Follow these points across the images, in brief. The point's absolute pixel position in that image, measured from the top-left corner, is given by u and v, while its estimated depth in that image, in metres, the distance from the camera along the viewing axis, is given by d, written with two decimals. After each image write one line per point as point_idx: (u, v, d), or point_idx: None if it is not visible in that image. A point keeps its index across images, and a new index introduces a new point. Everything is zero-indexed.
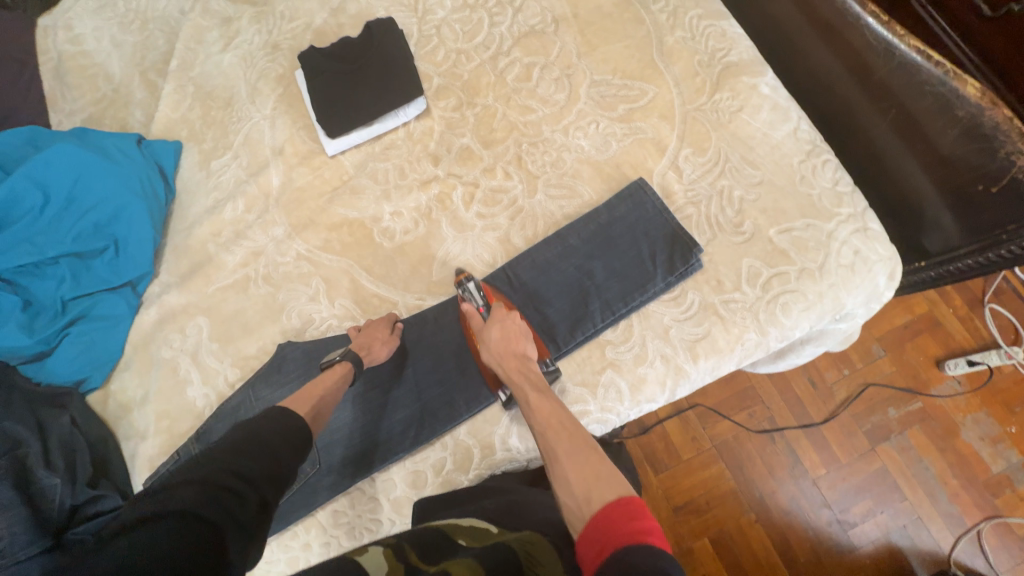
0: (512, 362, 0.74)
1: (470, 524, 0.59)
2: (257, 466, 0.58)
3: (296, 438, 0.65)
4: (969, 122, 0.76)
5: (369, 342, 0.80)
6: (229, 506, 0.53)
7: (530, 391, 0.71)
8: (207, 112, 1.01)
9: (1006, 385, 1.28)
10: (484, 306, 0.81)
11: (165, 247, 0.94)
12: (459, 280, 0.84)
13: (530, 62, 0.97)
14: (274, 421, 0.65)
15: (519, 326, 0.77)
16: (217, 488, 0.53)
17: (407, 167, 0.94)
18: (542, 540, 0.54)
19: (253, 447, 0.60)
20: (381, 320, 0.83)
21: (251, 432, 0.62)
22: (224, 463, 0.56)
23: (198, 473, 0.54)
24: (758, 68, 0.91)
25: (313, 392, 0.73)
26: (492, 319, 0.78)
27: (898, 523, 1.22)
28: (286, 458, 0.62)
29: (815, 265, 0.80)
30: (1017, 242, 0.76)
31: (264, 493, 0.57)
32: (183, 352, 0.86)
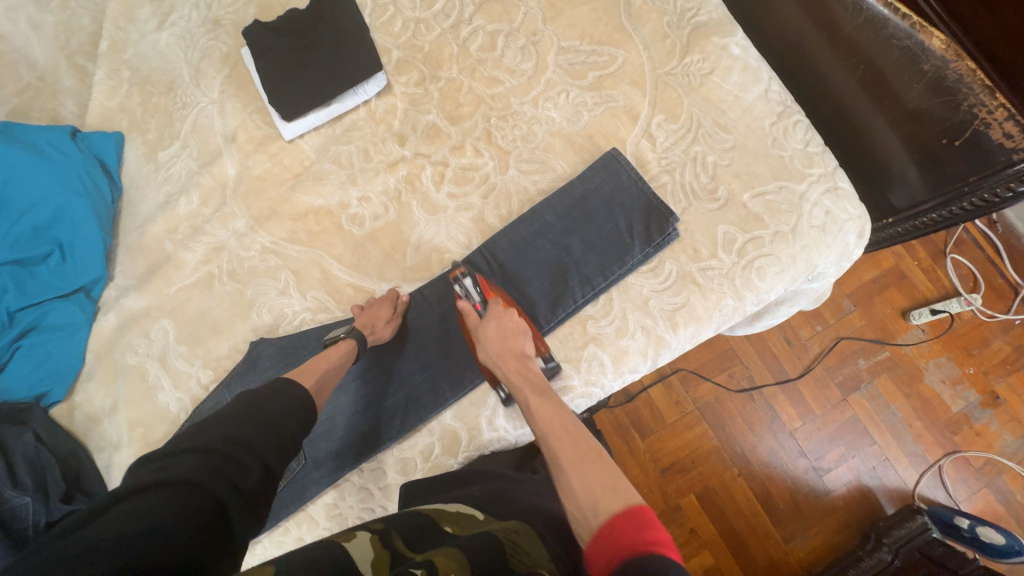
0: (510, 361, 0.71)
1: (457, 510, 0.59)
2: (261, 437, 0.56)
3: (302, 411, 0.63)
4: (934, 76, 0.78)
5: (373, 319, 0.78)
6: (230, 476, 0.51)
7: (530, 392, 0.69)
8: (148, 98, 0.93)
9: (965, 330, 1.35)
10: (481, 302, 0.78)
11: (118, 248, 0.88)
12: (454, 277, 0.80)
13: (494, 29, 0.92)
14: (281, 392, 0.63)
15: (517, 324, 0.74)
16: (217, 459, 0.51)
17: (372, 149, 0.89)
18: (528, 530, 0.55)
19: (258, 417, 0.58)
20: (384, 299, 0.81)
21: (254, 402, 0.60)
22: (227, 432, 0.55)
23: (196, 443, 0.53)
24: (728, 28, 0.88)
25: (318, 365, 0.71)
26: (489, 316, 0.75)
27: (869, 465, 1.29)
28: (291, 430, 0.60)
29: (788, 228, 0.81)
30: (977, 195, 0.79)
31: (270, 462, 0.56)
32: (150, 357, 0.82)
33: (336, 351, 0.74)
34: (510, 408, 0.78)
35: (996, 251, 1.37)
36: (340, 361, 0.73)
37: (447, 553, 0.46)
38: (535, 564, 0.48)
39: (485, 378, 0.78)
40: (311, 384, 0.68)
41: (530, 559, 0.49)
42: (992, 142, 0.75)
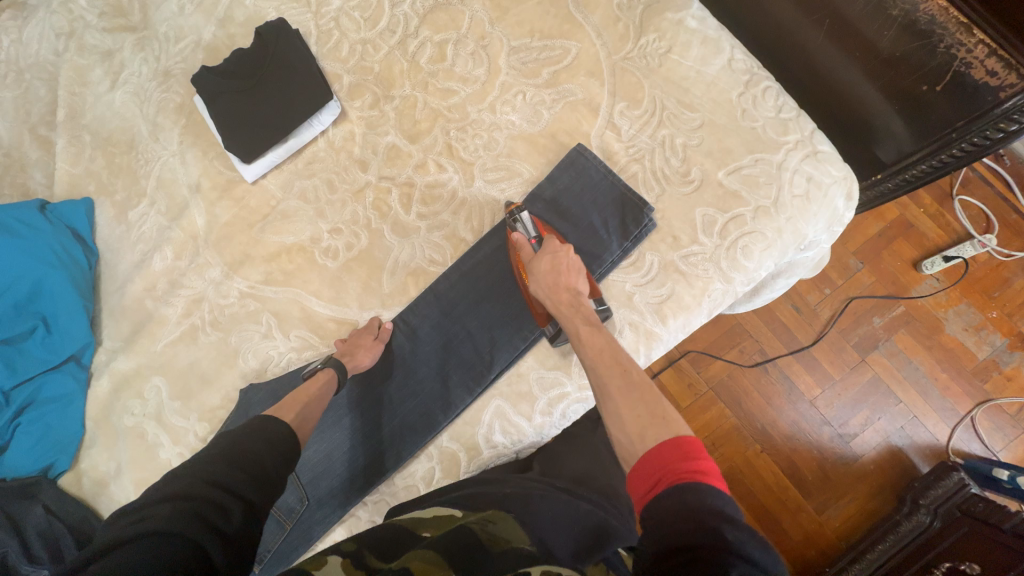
0: (563, 294, 0.73)
1: (434, 513, 0.60)
2: (242, 476, 0.55)
3: (282, 443, 0.62)
4: (905, 20, 0.73)
5: (352, 348, 0.78)
6: (211, 518, 0.51)
7: (582, 324, 0.71)
8: (110, 160, 0.93)
9: (982, 273, 1.30)
10: (535, 237, 0.79)
11: (101, 312, 0.89)
12: (509, 212, 0.81)
13: (441, 39, 0.89)
14: (262, 429, 0.62)
15: (570, 261, 0.76)
16: (196, 504, 0.51)
17: (336, 180, 0.88)
18: (504, 517, 0.57)
19: (240, 457, 0.57)
20: (365, 327, 0.81)
21: (234, 443, 0.59)
22: (206, 475, 0.54)
23: (176, 488, 0.53)
24: (681, 1, 0.84)
25: (300, 399, 0.71)
26: (544, 250, 0.77)
27: (896, 425, 1.25)
28: (275, 465, 0.60)
29: (769, 201, 0.77)
30: (967, 139, 0.74)
31: (251, 497, 0.55)
32: (147, 417, 0.83)
33: (314, 387, 0.73)
34: (505, 422, 0.76)
35: (1006, 185, 1.31)
36: (322, 393, 0.73)
37: (420, 557, 0.48)
38: (513, 545, 0.51)
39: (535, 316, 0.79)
40: (291, 419, 0.68)
41: (507, 537, 0.53)
42: (976, 83, 0.70)
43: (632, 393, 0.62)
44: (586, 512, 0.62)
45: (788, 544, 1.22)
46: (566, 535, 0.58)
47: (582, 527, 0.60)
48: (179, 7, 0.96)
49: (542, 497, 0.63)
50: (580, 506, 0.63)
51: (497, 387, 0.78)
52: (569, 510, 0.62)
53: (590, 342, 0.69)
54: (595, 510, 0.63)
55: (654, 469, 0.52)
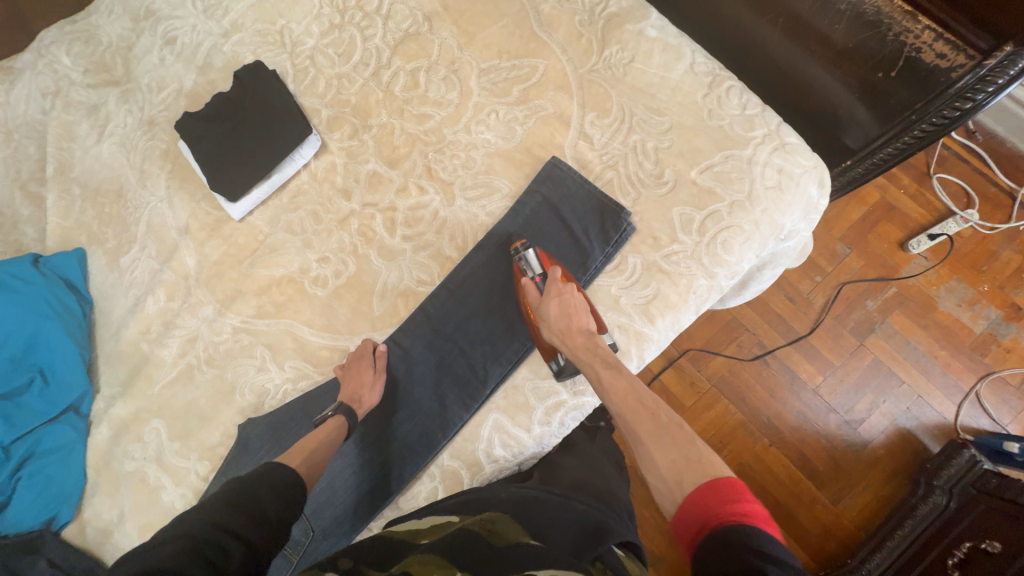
0: (577, 337, 0.74)
1: (431, 522, 0.62)
2: (244, 519, 0.58)
3: (286, 487, 0.65)
4: (853, 13, 0.76)
5: (357, 389, 0.78)
6: (211, 557, 0.54)
7: (600, 367, 0.72)
8: (100, 209, 0.95)
9: (969, 247, 1.32)
10: (540, 274, 0.81)
11: (98, 359, 0.89)
12: (515, 250, 0.82)
13: (413, 67, 0.92)
14: (268, 474, 0.65)
15: (578, 300, 0.77)
16: (197, 543, 0.54)
17: (321, 210, 0.90)
18: (501, 515, 0.58)
19: (242, 500, 0.61)
20: (361, 355, 0.81)
21: (237, 486, 0.63)
22: (211, 515, 0.58)
23: (180, 527, 0.56)
24: (640, 13, 0.88)
25: (307, 445, 0.72)
26: (550, 293, 0.77)
27: (902, 407, 1.25)
28: (275, 507, 0.62)
29: (742, 196, 0.79)
30: (927, 119, 0.75)
31: (250, 537, 0.58)
32: (147, 460, 0.83)
33: (322, 432, 0.75)
34: (504, 436, 0.77)
35: (982, 160, 1.34)
36: (331, 438, 0.74)
37: (421, 560, 0.51)
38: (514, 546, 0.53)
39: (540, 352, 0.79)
40: (298, 464, 0.69)
41: (516, 533, 0.55)
42: (928, 66, 0.73)
43: (663, 437, 0.66)
44: (582, 514, 0.63)
45: (807, 540, 1.20)
46: (561, 539, 0.58)
47: (578, 530, 0.61)
48: (161, 59, 0.99)
49: (537, 501, 0.64)
50: (571, 510, 0.64)
51: (493, 402, 0.79)
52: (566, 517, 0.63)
53: (614, 386, 0.70)
54: (590, 510, 0.64)
55: (699, 516, 0.57)
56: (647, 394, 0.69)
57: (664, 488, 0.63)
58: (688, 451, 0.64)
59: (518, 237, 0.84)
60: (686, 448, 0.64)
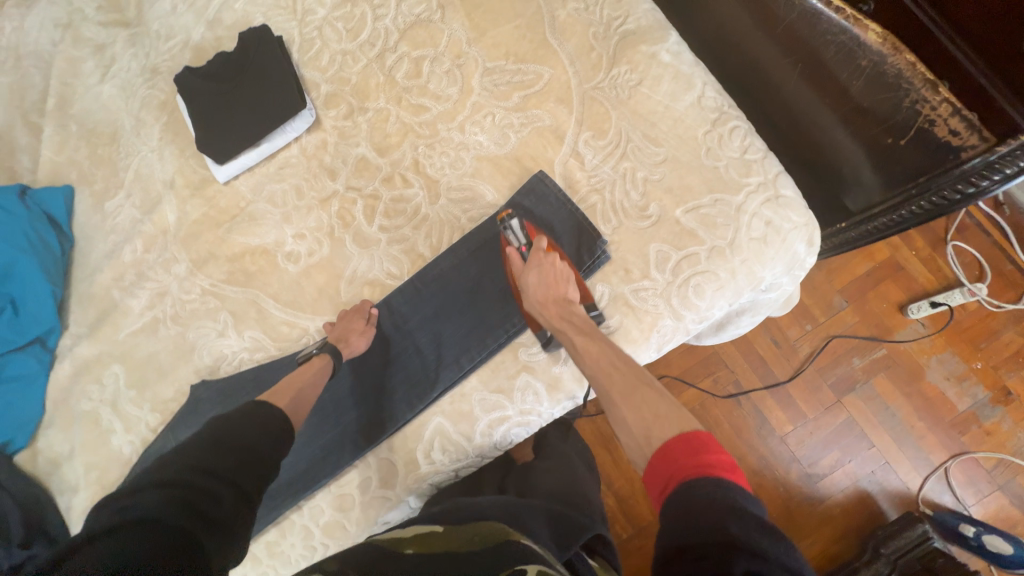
0: (552, 307, 0.73)
1: (414, 531, 0.61)
2: (232, 462, 0.58)
3: (272, 426, 0.65)
4: (873, 71, 0.73)
5: (346, 333, 0.80)
6: (199, 505, 0.53)
7: (576, 335, 0.71)
8: (93, 150, 0.96)
9: (970, 322, 1.27)
10: (525, 245, 0.80)
11: (70, 297, 0.91)
12: (502, 221, 0.81)
13: (419, 55, 0.90)
14: (254, 414, 0.65)
15: (559, 269, 0.76)
16: (183, 490, 0.53)
17: (305, 186, 0.90)
18: (488, 523, 0.60)
19: (228, 442, 0.60)
20: (357, 310, 0.83)
21: (223, 428, 0.61)
22: (195, 461, 0.57)
23: (159, 476, 0.54)
24: (657, 34, 0.85)
25: (294, 384, 0.74)
26: (531, 263, 0.77)
27: (867, 469, 1.23)
28: (266, 447, 0.63)
29: (725, 242, 0.77)
30: (927, 196, 0.72)
31: (241, 483, 0.58)
32: (102, 403, 0.85)
33: (307, 372, 0.76)
34: (444, 440, 0.78)
35: (1003, 235, 1.28)
36: (315, 377, 0.76)
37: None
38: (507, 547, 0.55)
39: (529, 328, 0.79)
40: (285, 404, 0.70)
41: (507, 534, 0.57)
42: (938, 140, 0.70)
43: (634, 396, 0.63)
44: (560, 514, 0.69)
45: None
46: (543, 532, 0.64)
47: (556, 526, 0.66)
48: (172, 7, 0.98)
49: (519, 504, 0.68)
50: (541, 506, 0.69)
51: (439, 406, 0.80)
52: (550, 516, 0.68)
53: (587, 353, 0.69)
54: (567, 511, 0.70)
55: (667, 467, 0.55)
56: (622, 358, 0.67)
57: (633, 443, 0.61)
58: (656, 404, 0.62)
59: (504, 208, 0.84)
60: (654, 403, 0.62)
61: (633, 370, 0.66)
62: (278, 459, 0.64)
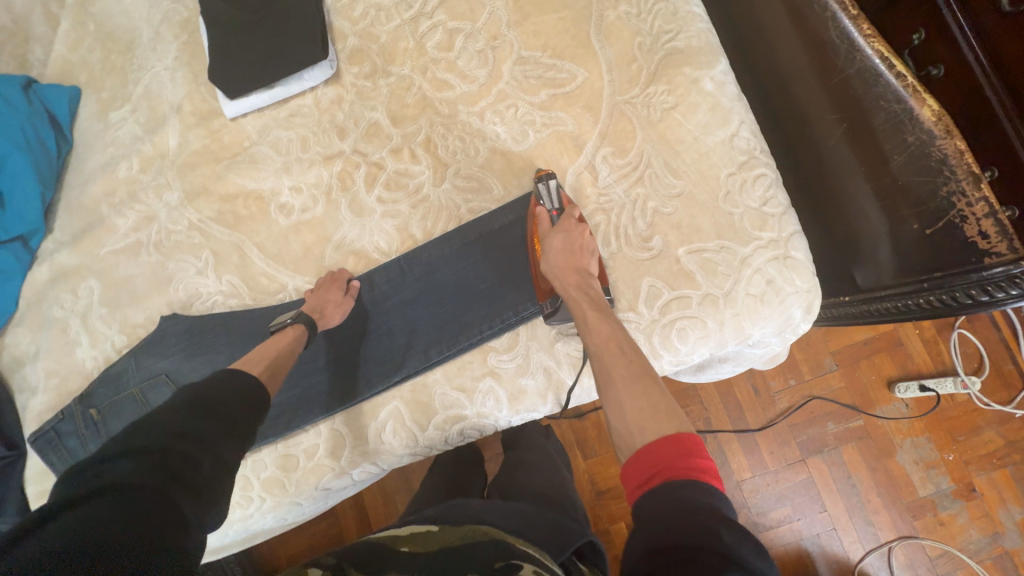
0: (571, 277, 0.71)
1: (411, 530, 0.62)
2: (213, 428, 0.55)
3: (250, 392, 0.62)
4: (917, 150, 0.68)
5: (322, 304, 0.78)
6: (179, 469, 0.50)
7: (590, 310, 0.69)
8: (107, 56, 0.93)
9: (954, 413, 1.25)
10: (556, 209, 0.77)
11: (59, 202, 0.90)
12: (537, 177, 0.78)
13: (454, 27, 0.86)
14: (232, 380, 0.62)
15: (585, 241, 0.73)
16: (162, 457, 0.50)
17: (312, 139, 0.87)
18: (482, 526, 0.62)
19: (207, 407, 0.57)
20: (334, 280, 0.81)
21: (203, 393, 0.58)
22: (175, 426, 0.53)
23: (134, 441, 0.51)
24: (706, 58, 0.79)
25: (268, 352, 0.71)
26: (558, 227, 0.74)
27: (813, 531, 1.23)
28: (245, 416, 0.60)
29: (720, 291, 0.75)
30: (937, 293, 0.71)
31: (221, 449, 0.55)
32: (74, 313, 0.86)
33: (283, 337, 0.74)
34: (397, 424, 0.79)
35: (1013, 334, 1.24)
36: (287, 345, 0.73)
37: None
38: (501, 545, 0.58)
39: (538, 294, 0.77)
40: (261, 371, 0.67)
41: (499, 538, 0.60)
42: (965, 239, 0.66)
43: (634, 383, 0.61)
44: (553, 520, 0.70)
45: None
46: (538, 541, 0.63)
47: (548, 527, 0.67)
48: None
49: (515, 509, 0.70)
50: (532, 517, 0.69)
51: (400, 390, 0.80)
52: (547, 526, 0.68)
53: (596, 329, 0.67)
54: (561, 518, 0.71)
55: (652, 463, 0.53)
56: (631, 343, 0.65)
57: (621, 426, 0.59)
58: (657, 400, 0.59)
59: (544, 170, 0.81)
60: (655, 399, 0.59)
61: (641, 357, 0.63)
62: (256, 427, 0.61)
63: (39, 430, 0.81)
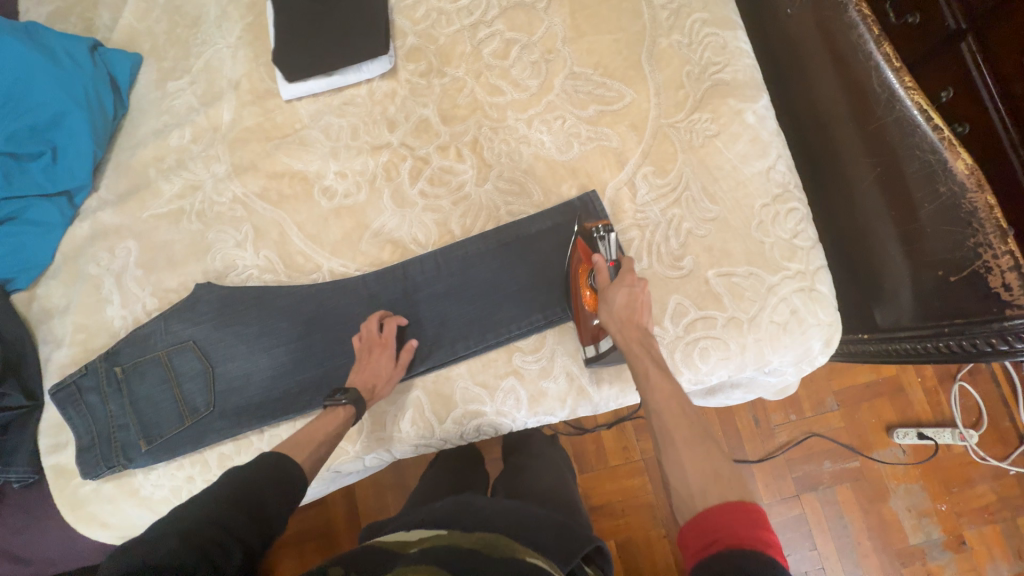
0: (632, 330, 0.69)
1: (419, 535, 0.63)
2: (247, 520, 0.55)
3: (288, 482, 0.62)
4: (948, 201, 0.71)
5: (373, 379, 0.76)
6: (211, 557, 0.50)
7: (651, 364, 0.66)
8: (173, 28, 0.96)
9: (949, 463, 1.26)
10: (615, 261, 0.77)
11: (108, 162, 0.92)
12: (595, 228, 0.78)
13: (511, 37, 0.89)
14: (273, 468, 0.62)
15: (647, 297, 0.71)
16: (201, 543, 0.51)
17: (362, 128, 0.90)
18: (492, 536, 0.63)
19: (247, 496, 0.57)
20: (381, 345, 0.78)
21: (246, 479, 0.59)
22: (215, 513, 0.54)
23: (177, 525, 0.52)
24: (750, 93, 0.83)
25: (313, 438, 0.70)
26: (620, 282, 0.72)
27: (801, 567, 1.24)
28: (277, 509, 0.59)
29: (745, 316, 0.77)
30: (957, 338, 0.74)
31: (252, 544, 0.55)
32: (109, 272, 0.87)
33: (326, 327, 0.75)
34: (417, 413, 0.80)
35: (1012, 391, 1.27)
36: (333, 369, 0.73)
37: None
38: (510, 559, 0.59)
39: (581, 334, 0.77)
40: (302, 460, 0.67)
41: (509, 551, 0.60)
42: (989, 289, 0.69)
43: (697, 448, 0.58)
44: (558, 522, 0.68)
45: None
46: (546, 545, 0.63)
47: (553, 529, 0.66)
48: None
49: (525, 511, 0.70)
50: (539, 518, 0.68)
51: (422, 380, 0.81)
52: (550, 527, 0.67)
53: (656, 388, 0.64)
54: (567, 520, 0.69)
55: (710, 527, 0.50)
56: (693, 408, 0.62)
57: (681, 489, 0.56)
58: (718, 462, 0.56)
59: (599, 218, 0.81)
60: (718, 462, 0.57)
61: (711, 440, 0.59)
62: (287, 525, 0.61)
63: (61, 383, 0.82)
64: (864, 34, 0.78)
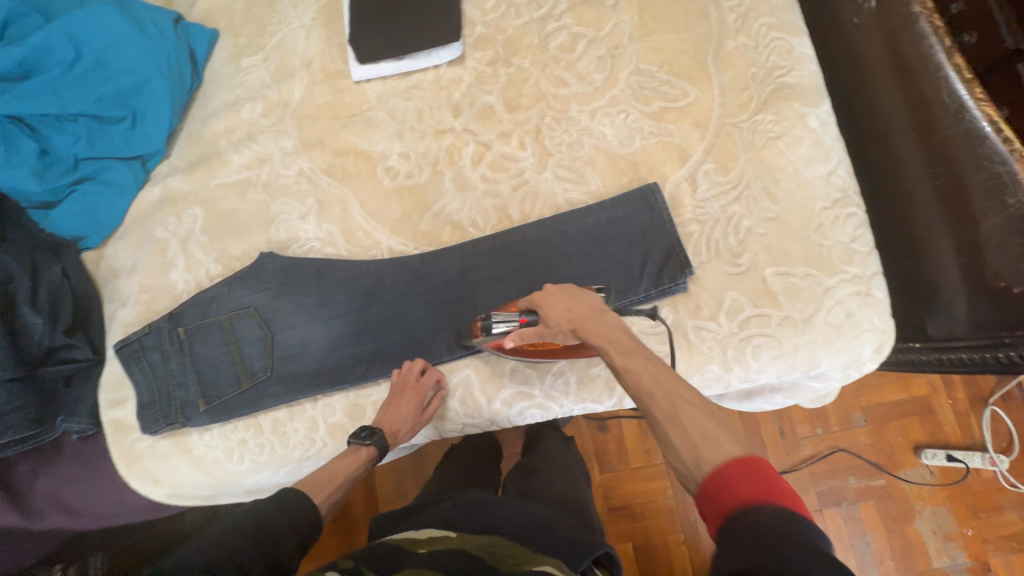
0: (590, 325, 0.61)
1: (428, 534, 0.65)
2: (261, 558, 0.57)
3: (303, 522, 0.65)
4: (1016, 213, 0.71)
5: (397, 426, 0.79)
6: None
7: (627, 348, 0.57)
8: (250, 6, 0.99)
9: (978, 488, 1.24)
10: (513, 324, 0.71)
11: (180, 131, 0.95)
12: (481, 327, 0.73)
13: (579, 32, 0.91)
14: (286, 506, 0.65)
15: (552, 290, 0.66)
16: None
17: (426, 112, 0.92)
18: (501, 540, 0.63)
19: (261, 535, 0.59)
20: (413, 394, 0.79)
21: (263, 522, 0.62)
22: (233, 549, 0.56)
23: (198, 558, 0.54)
24: (814, 98, 0.84)
25: (335, 479, 0.73)
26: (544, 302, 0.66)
27: None
28: (290, 546, 0.61)
29: (800, 316, 0.78)
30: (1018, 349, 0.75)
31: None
32: (175, 236, 0.90)
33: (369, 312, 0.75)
34: (466, 392, 0.82)
35: None
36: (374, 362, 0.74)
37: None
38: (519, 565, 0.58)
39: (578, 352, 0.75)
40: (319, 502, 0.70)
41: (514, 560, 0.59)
42: None
43: (714, 419, 0.51)
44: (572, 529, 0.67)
45: None
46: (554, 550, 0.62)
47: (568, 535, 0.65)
48: None
49: (532, 515, 0.69)
50: (550, 522, 0.68)
51: (474, 359, 0.82)
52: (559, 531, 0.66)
53: (627, 371, 0.55)
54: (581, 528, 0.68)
55: (717, 488, 0.45)
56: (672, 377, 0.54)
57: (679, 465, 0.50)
58: (706, 427, 0.50)
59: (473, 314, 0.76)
60: (696, 422, 0.50)
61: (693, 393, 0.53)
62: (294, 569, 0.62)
63: (126, 340, 0.84)
64: (936, 45, 0.78)
